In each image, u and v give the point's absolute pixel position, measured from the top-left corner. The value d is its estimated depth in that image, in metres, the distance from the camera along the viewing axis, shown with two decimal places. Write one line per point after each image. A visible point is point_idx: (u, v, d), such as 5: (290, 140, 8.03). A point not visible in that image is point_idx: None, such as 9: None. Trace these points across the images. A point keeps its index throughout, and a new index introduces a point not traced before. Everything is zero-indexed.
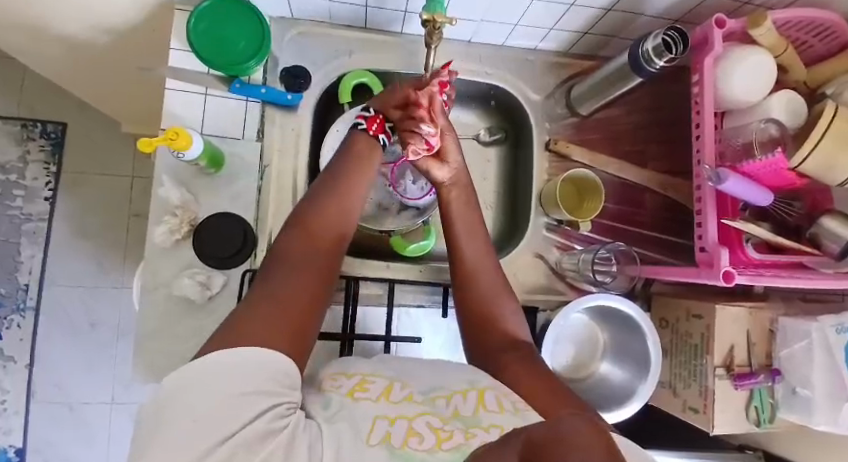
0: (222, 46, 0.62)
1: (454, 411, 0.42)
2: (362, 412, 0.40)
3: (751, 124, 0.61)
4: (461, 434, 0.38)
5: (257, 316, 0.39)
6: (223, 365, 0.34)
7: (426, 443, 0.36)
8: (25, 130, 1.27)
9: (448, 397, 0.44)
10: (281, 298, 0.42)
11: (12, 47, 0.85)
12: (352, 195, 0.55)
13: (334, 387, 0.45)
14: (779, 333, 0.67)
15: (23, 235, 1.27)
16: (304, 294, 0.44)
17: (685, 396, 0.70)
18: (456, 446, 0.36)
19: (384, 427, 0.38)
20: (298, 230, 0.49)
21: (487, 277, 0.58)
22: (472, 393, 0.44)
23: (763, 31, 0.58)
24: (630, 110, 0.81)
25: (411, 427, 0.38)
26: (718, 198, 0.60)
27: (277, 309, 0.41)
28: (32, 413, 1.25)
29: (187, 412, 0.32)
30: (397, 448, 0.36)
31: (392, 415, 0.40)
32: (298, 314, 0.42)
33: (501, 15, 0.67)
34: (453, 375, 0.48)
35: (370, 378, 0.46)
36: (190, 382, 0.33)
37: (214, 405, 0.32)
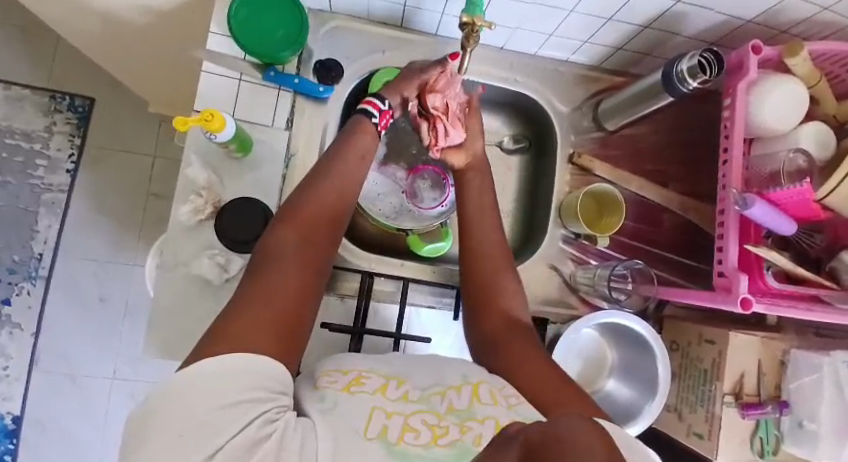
0: (262, 34, 0.63)
1: (450, 405, 0.43)
2: (357, 408, 0.40)
3: (780, 152, 0.61)
4: (457, 429, 0.40)
5: (246, 318, 0.40)
6: (210, 373, 0.34)
7: (422, 439, 0.39)
8: (53, 102, 1.29)
9: (443, 392, 0.45)
10: (267, 298, 0.42)
11: (52, 20, 0.87)
12: (349, 192, 0.56)
13: (329, 383, 0.45)
14: (790, 365, 0.66)
15: (42, 205, 1.29)
16: (291, 296, 0.44)
17: (690, 420, 0.69)
18: (452, 442, 0.39)
19: (381, 422, 0.39)
20: (291, 223, 0.50)
21: (499, 263, 0.61)
22: (466, 387, 0.46)
23: (799, 60, 0.58)
24: (656, 129, 0.81)
25: (406, 423, 0.40)
26: (742, 223, 0.60)
27: (269, 305, 0.42)
28: (34, 381, 1.27)
29: (171, 428, 0.31)
30: (392, 443, 0.37)
31: (388, 409, 0.41)
32: (284, 314, 0.42)
33: (537, 25, 0.67)
34: (447, 370, 0.49)
35: (365, 374, 0.46)
36: (172, 395, 0.33)
37: (199, 418, 0.32)
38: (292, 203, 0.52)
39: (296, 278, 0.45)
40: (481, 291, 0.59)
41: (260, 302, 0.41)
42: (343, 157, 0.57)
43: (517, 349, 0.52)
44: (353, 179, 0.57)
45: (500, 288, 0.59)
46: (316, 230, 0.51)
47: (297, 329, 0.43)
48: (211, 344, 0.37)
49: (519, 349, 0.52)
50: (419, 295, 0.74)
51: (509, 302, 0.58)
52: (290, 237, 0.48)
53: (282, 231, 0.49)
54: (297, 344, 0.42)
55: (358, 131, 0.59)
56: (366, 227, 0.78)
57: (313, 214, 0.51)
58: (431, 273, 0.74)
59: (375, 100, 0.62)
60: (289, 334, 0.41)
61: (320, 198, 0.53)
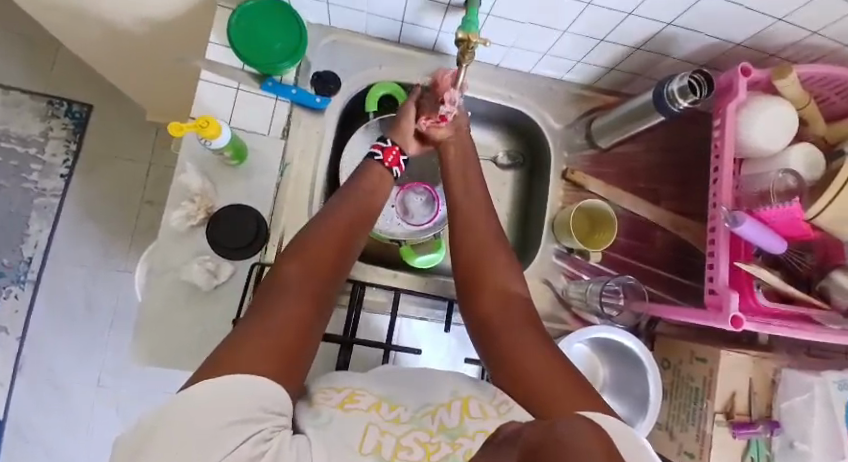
0: (260, 44, 0.64)
1: (441, 424, 0.43)
2: (352, 425, 0.41)
3: (769, 172, 0.61)
4: (447, 445, 0.41)
5: (249, 338, 0.39)
6: (205, 397, 0.33)
7: (415, 455, 0.40)
8: (50, 107, 1.30)
9: (434, 410, 0.45)
10: (269, 323, 0.41)
11: (54, 26, 0.87)
12: (355, 224, 0.57)
13: (323, 399, 0.45)
14: (781, 384, 0.65)
15: (34, 209, 1.28)
16: (293, 320, 0.43)
17: (682, 439, 0.68)
18: (444, 458, 0.39)
19: (375, 438, 0.40)
20: (298, 255, 0.50)
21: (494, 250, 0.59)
22: (456, 402, 0.46)
23: (787, 83, 0.60)
24: (648, 147, 0.82)
25: (399, 442, 0.41)
26: (732, 241, 0.60)
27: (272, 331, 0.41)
28: (16, 389, 1.24)
29: (166, 448, 0.30)
30: (385, 459, 0.38)
31: (382, 426, 0.42)
32: (285, 337, 0.41)
33: (532, 44, 0.69)
34: (438, 384, 0.49)
35: (359, 391, 0.47)
36: (168, 414, 0.32)
37: (197, 436, 0.31)
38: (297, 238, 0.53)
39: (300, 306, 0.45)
40: (470, 280, 0.57)
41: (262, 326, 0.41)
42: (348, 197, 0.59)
43: (510, 335, 0.50)
44: (364, 215, 0.59)
45: (492, 279, 0.56)
46: (322, 261, 0.51)
47: (299, 349, 0.42)
48: (216, 364, 0.36)
49: (512, 332, 0.50)
50: (411, 306, 0.73)
51: (501, 286, 0.56)
52: (296, 268, 0.49)
53: (291, 261, 0.49)
54: (299, 365, 0.41)
55: (366, 173, 0.64)
56: None
57: (321, 246, 0.52)
58: (424, 285, 0.74)
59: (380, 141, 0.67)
60: (286, 353, 0.40)
61: (325, 231, 0.53)
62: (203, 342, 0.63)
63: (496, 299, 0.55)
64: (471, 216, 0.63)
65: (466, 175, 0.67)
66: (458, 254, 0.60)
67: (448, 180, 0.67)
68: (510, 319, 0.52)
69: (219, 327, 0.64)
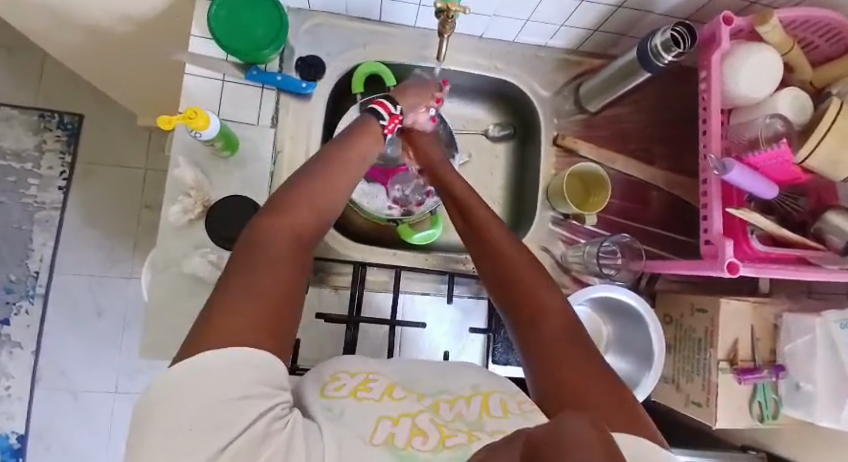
0: (242, 33, 0.64)
1: (458, 414, 0.43)
2: (363, 415, 0.41)
3: (756, 119, 0.62)
4: (463, 433, 0.40)
5: (230, 313, 0.35)
6: (212, 369, 0.32)
7: (429, 443, 0.38)
8: (42, 120, 1.30)
9: (452, 401, 0.45)
10: (259, 295, 0.37)
11: (37, 37, 0.88)
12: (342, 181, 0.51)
13: (336, 387, 0.45)
14: (783, 328, 0.67)
15: (36, 223, 1.29)
16: (281, 285, 0.39)
17: (688, 390, 0.70)
18: (458, 445, 0.37)
19: (387, 429, 0.39)
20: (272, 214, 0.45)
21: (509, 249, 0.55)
22: (476, 398, 0.46)
23: (769, 28, 0.60)
24: (637, 108, 0.82)
25: (413, 427, 0.40)
26: (724, 190, 0.61)
27: (256, 297, 0.37)
28: (36, 400, 1.26)
29: (180, 416, 0.30)
30: (401, 448, 0.37)
31: (395, 415, 0.41)
32: (268, 304, 0.37)
33: (513, 11, 0.68)
34: (456, 377, 0.50)
35: (372, 376, 0.48)
36: (176, 386, 0.31)
37: (208, 412, 0.31)
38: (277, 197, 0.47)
39: (284, 269, 0.41)
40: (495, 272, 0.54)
41: (248, 292, 0.37)
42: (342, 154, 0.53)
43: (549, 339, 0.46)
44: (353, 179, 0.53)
45: (525, 289, 0.51)
46: (307, 221, 0.46)
47: (286, 312, 0.38)
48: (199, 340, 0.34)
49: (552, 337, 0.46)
50: (413, 282, 0.74)
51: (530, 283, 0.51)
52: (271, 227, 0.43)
53: (267, 220, 0.44)
54: (288, 325, 0.38)
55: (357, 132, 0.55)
56: (356, 221, 0.79)
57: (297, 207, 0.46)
58: (423, 261, 0.75)
59: (387, 102, 0.61)
60: (274, 321, 0.37)
61: (309, 195, 0.48)
62: None
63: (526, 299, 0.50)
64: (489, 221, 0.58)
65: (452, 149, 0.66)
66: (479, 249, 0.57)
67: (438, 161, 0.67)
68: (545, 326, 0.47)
69: None
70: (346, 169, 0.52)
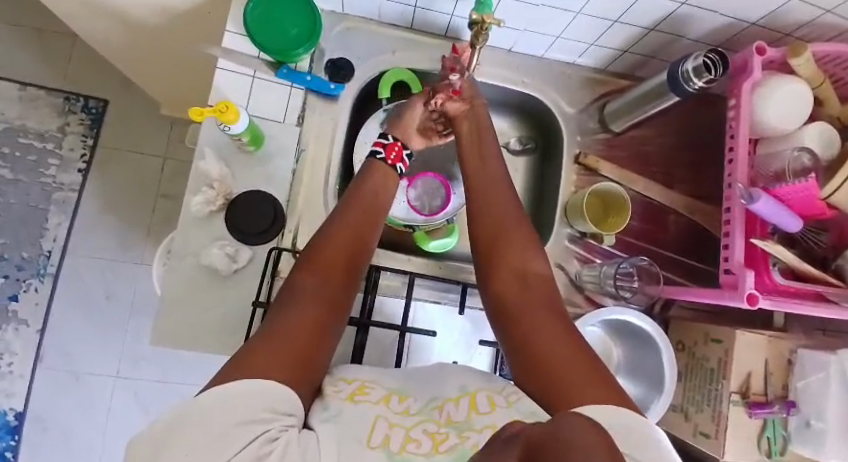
0: (276, 32, 0.65)
1: (448, 417, 0.43)
2: (361, 417, 0.42)
3: (784, 151, 0.61)
4: (455, 437, 0.40)
5: (264, 347, 0.40)
6: (207, 404, 0.34)
7: (423, 447, 0.39)
8: (67, 103, 1.32)
9: (442, 405, 0.45)
10: (291, 335, 0.42)
11: (73, 22, 0.90)
12: (367, 229, 0.57)
13: (333, 391, 0.46)
14: (797, 364, 0.66)
15: (53, 203, 1.31)
16: (311, 322, 0.44)
17: (697, 420, 0.69)
18: (451, 448, 0.39)
19: (383, 430, 0.40)
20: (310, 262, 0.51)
21: (510, 230, 0.58)
22: (465, 398, 0.45)
23: (802, 61, 0.59)
24: (660, 132, 0.82)
25: (407, 434, 0.40)
26: (748, 219, 0.60)
27: (287, 336, 0.42)
28: (38, 378, 1.27)
29: (182, 443, 0.32)
30: (394, 453, 0.38)
31: (391, 419, 0.42)
32: (300, 343, 0.42)
33: (545, 27, 0.69)
34: (446, 381, 0.49)
35: (369, 385, 0.48)
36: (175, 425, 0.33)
37: (205, 441, 0.32)
38: (313, 244, 0.53)
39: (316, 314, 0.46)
40: (488, 247, 0.57)
41: (282, 334, 0.42)
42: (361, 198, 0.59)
43: (529, 317, 0.49)
44: (377, 219, 0.59)
45: (520, 265, 0.54)
46: (339, 268, 0.51)
47: (315, 353, 0.43)
48: (226, 371, 0.37)
49: (537, 313, 0.49)
50: (425, 290, 0.74)
51: (523, 266, 0.54)
52: (310, 275, 0.49)
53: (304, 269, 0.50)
54: (315, 365, 0.43)
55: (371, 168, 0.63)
56: None
57: (333, 256, 0.52)
58: (435, 268, 0.75)
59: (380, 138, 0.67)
60: (301, 360, 0.41)
61: (337, 243, 0.53)
62: (223, 324, 0.65)
63: (516, 279, 0.53)
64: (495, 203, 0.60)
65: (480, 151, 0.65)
66: (477, 224, 0.59)
67: (463, 158, 0.66)
68: (530, 310, 0.50)
69: (239, 309, 0.65)
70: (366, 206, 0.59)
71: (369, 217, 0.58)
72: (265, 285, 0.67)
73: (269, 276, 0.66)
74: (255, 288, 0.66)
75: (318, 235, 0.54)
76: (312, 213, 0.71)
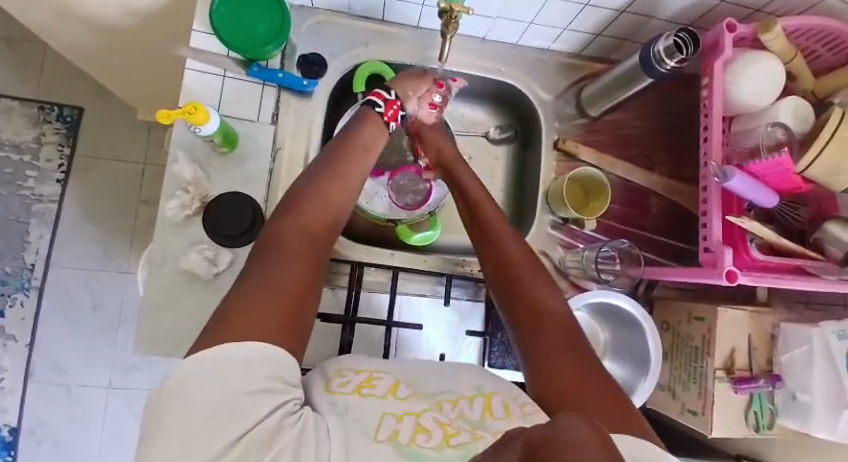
0: (245, 30, 0.64)
1: (462, 414, 0.43)
2: (368, 412, 0.41)
3: (758, 127, 0.61)
4: (467, 433, 0.40)
5: (247, 307, 0.38)
6: (227, 365, 0.33)
7: (433, 440, 0.38)
8: (41, 112, 1.30)
9: (455, 400, 0.45)
10: (272, 290, 0.40)
11: (38, 28, 0.87)
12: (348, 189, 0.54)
13: (340, 385, 0.45)
14: (780, 338, 0.66)
15: (33, 215, 1.28)
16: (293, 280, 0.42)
17: (684, 398, 0.69)
18: (462, 443, 0.38)
19: (391, 425, 0.39)
20: (287, 219, 0.48)
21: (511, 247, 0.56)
22: (479, 398, 0.45)
23: (773, 36, 0.59)
24: (639, 114, 0.82)
25: (418, 424, 0.40)
26: (724, 197, 0.61)
27: (269, 292, 0.40)
28: (29, 394, 1.26)
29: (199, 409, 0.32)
30: (404, 445, 0.38)
31: (399, 412, 0.42)
32: (283, 296, 0.40)
33: (517, 14, 0.68)
34: (458, 378, 0.49)
35: (377, 376, 0.47)
36: (191, 380, 0.33)
37: (222, 405, 0.32)
38: (290, 201, 0.51)
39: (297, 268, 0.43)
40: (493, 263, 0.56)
41: (262, 291, 0.40)
42: (338, 166, 0.54)
43: (547, 350, 0.45)
44: (357, 185, 0.56)
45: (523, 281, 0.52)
46: (316, 227, 0.49)
47: (299, 307, 0.41)
48: (217, 331, 0.36)
49: (551, 345, 0.46)
50: (410, 284, 0.74)
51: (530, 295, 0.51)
52: (288, 230, 0.47)
53: (280, 225, 0.47)
54: (301, 315, 0.41)
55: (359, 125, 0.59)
56: (355, 221, 0.79)
57: (309, 214, 0.49)
58: (420, 262, 0.75)
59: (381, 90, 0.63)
60: (286, 312, 0.40)
61: (315, 203, 0.50)
62: (205, 328, 0.64)
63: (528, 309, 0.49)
64: (498, 245, 0.57)
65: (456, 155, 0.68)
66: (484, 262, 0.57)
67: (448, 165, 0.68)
68: (547, 338, 0.46)
69: None
70: (347, 169, 0.55)
71: (350, 175, 0.55)
72: None
73: None
74: None
75: (289, 198, 0.51)
76: None
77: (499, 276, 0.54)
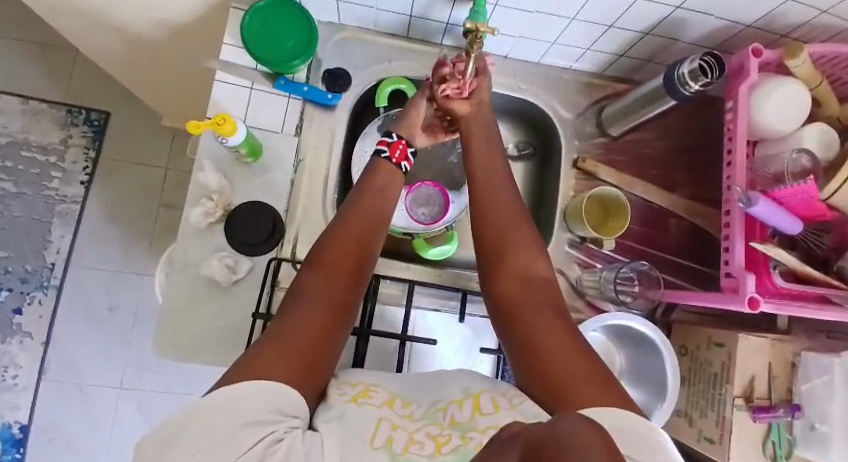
0: (272, 44, 0.65)
1: (452, 419, 0.43)
2: (364, 418, 0.41)
3: (782, 153, 0.61)
4: (458, 438, 0.40)
5: (273, 347, 0.40)
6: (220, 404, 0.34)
7: (426, 449, 0.39)
8: (69, 115, 1.33)
9: (445, 407, 0.45)
10: (301, 334, 0.42)
11: (72, 35, 0.90)
12: (373, 230, 0.56)
13: (337, 394, 0.45)
14: (801, 367, 0.65)
15: (56, 215, 1.31)
16: (320, 326, 0.44)
17: (701, 425, 0.68)
18: (455, 449, 0.39)
19: (386, 432, 0.40)
20: (315, 263, 0.50)
21: (510, 229, 0.57)
22: (468, 400, 0.45)
23: (798, 62, 0.59)
24: (660, 135, 0.82)
25: (411, 436, 0.40)
26: (747, 222, 0.60)
27: (298, 336, 0.42)
28: (43, 390, 1.27)
29: (186, 447, 0.32)
30: (397, 453, 0.38)
31: (395, 421, 0.42)
32: (310, 342, 0.42)
33: (540, 33, 0.69)
34: (451, 382, 0.48)
35: (373, 388, 0.47)
36: (185, 426, 0.33)
37: (211, 441, 0.33)
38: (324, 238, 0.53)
39: (324, 311, 0.46)
40: (491, 247, 0.56)
41: (291, 334, 0.42)
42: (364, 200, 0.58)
43: (532, 320, 0.48)
44: (382, 222, 0.58)
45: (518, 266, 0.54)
46: (346, 267, 0.51)
47: (324, 352, 0.43)
48: (242, 367, 0.38)
49: (537, 320, 0.48)
50: (425, 298, 0.74)
51: (522, 269, 0.54)
52: (318, 277, 0.49)
53: (312, 271, 0.49)
54: (326, 361, 0.43)
55: (375, 170, 0.63)
56: None
57: (340, 257, 0.51)
58: (435, 276, 0.75)
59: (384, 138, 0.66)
60: (312, 362, 0.42)
61: (343, 239, 0.53)
62: (223, 336, 0.65)
63: (519, 282, 0.53)
64: (497, 226, 0.57)
65: (489, 127, 0.67)
66: (481, 235, 0.58)
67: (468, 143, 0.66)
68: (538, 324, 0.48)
69: (239, 319, 0.66)
70: (374, 207, 0.58)
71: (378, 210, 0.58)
72: (264, 296, 0.67)
73: (269, 285, 0.66)
74: (255, 299, 0.66)
75: (321, 240, 0.53)
76: (310, 223, 0.71)
77: (497, 246, 0.56)
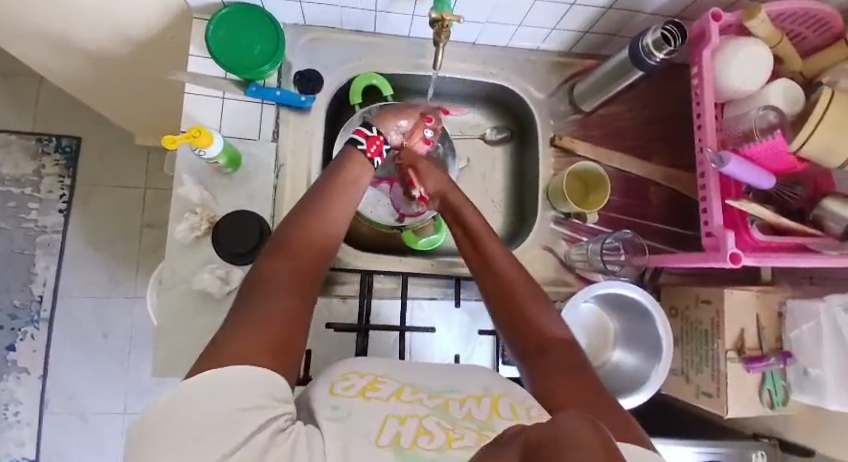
0: (237, 50, 0.64)
1: (468, 413, 0.43)
2: (371, 415, 0.40)
3: (750, 111, 0.63)
4: (474, 433, 0.40)
5: (241, 340, 0.39)
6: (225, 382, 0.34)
7: (435, 442, 0.38)
8: (40, 144, 1.31)
9: (463, 399, 0.45)
10: (268, 321, 0.42)
11: (33, 62, 0.88)
12: (336, 218, 0.54)
13: (344, 388, 0.45)
14: (787, 315, 0.67)
15: (38, 247, 1.29)
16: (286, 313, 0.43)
17: (698, 382, 0.70)
18: (465, 445, 0.37)
19: (392, 429, 0.39)
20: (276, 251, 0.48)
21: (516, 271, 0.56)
22: (486, 399, 0.45)
23: (758, 22, 0.61)
24: (632, 106, 0.83)
25: (421, 426, 0.40)
26: (721, 181, 0.62)
27: (265, 326, 0.41)
28: (45, 424, 1.26)
29: (185, 426, 0.32)
30: (405, 448, 0.37)
31: (401, 414, 0.41)
32: (276, 331, 0.41)
33: (506, 17, 0.70)
34: (468, 378, 0.50)
35: (381, 380, 0.47)
36: (174, 412, 0.33)
37: (213, 419, 0.33)
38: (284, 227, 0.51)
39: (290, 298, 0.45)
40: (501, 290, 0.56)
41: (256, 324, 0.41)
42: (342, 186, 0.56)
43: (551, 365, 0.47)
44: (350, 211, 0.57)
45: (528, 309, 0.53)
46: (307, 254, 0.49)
47: (292, 337, 0.42)
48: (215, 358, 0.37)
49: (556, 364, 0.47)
50: (420, 288, 0.75)
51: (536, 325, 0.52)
52: (281, 265, 0.47)
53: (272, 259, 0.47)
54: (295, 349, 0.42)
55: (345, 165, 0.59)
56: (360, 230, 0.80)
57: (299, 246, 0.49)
58: (428, 266, 0.75)
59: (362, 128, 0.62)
60: (277, 348, 0.40)
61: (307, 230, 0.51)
62: None
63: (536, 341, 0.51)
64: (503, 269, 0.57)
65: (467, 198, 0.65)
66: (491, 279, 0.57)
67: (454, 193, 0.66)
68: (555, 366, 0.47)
69: None
70: (340, 198, 0.55)
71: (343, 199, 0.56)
72: None
73: None
74: None
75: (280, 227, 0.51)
76: None
77: (507, 318, 0.54)
